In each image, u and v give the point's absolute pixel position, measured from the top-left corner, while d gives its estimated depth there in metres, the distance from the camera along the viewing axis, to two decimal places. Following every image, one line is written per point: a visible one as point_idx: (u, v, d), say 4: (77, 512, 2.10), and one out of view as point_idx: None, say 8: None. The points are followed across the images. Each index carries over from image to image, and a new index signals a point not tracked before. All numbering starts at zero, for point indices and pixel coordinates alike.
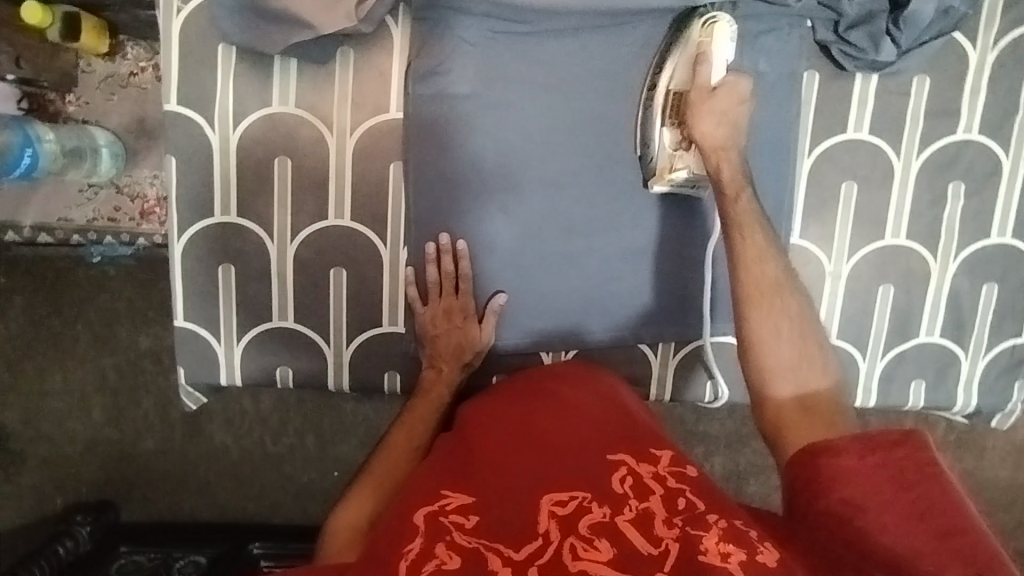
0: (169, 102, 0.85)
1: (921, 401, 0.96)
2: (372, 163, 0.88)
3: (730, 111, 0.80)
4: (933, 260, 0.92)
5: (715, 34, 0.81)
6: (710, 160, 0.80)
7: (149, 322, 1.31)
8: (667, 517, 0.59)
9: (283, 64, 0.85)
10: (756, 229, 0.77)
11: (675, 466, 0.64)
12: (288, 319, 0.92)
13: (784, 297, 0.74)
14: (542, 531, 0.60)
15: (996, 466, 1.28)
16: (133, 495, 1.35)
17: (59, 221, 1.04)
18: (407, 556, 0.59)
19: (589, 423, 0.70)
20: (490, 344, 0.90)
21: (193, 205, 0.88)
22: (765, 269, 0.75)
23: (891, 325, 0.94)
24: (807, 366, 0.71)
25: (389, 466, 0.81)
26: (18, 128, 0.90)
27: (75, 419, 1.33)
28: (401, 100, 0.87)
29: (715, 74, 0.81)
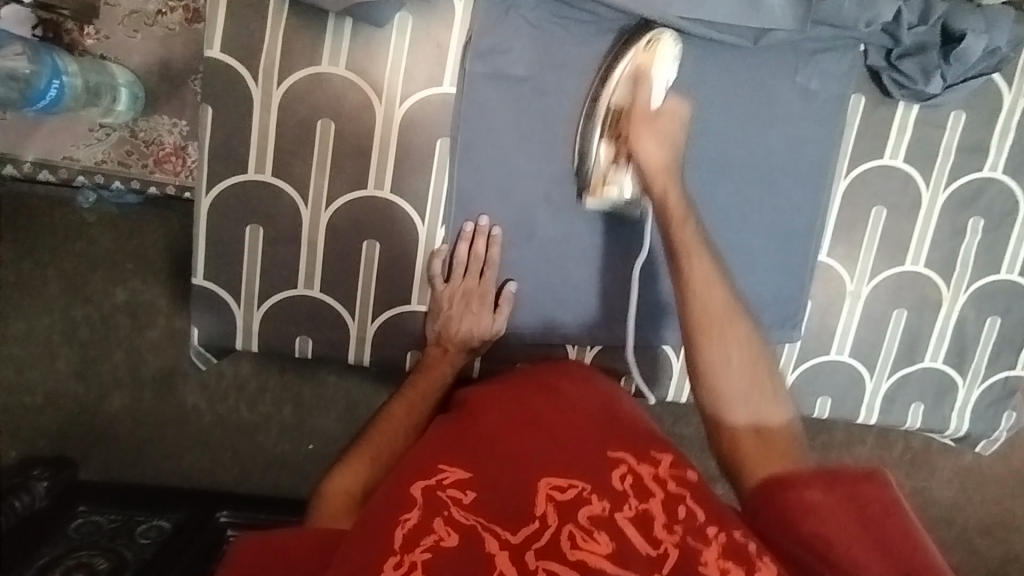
0: (211, 49, 0.81)
1: (919, 422, 1.00)
2: (418, 137, 0.85)
3: (671, 133, 0.80)
4: (946, 288, 0.96)
5: (657, 57, 0.81)
6: (654, 184, 0.79)
7: (128, 273, 1.24)
8: (667, 523, 0.60)
9: (337, 23, 0.82)
10: (704, 257, 0.76)
11: (675, 469, 0.64)
12: (314, 288, 0.89)
13: (733, 322, 0.74)
14: (540, 514, 0.61)
15: (943, 488, 1.33)
16: (95, 452, 1.28)
17: (64, 159, 0.97)
18: (403, 526, 0.58)
19: (586, 419, 0.70)
20: (500, 330, 0.89)
21: (225, 159, 0.84)
22: (709, 292, 0.74)
23: (900, 348, 0.98)
24: (763, 405, 0.71)
25: (387, 434, 0.79)
26: (48, 57, 0.86)
27: (39, 367, 1.25)
28: (455, 75, 0.84)
29: (652, 98, 0.82)
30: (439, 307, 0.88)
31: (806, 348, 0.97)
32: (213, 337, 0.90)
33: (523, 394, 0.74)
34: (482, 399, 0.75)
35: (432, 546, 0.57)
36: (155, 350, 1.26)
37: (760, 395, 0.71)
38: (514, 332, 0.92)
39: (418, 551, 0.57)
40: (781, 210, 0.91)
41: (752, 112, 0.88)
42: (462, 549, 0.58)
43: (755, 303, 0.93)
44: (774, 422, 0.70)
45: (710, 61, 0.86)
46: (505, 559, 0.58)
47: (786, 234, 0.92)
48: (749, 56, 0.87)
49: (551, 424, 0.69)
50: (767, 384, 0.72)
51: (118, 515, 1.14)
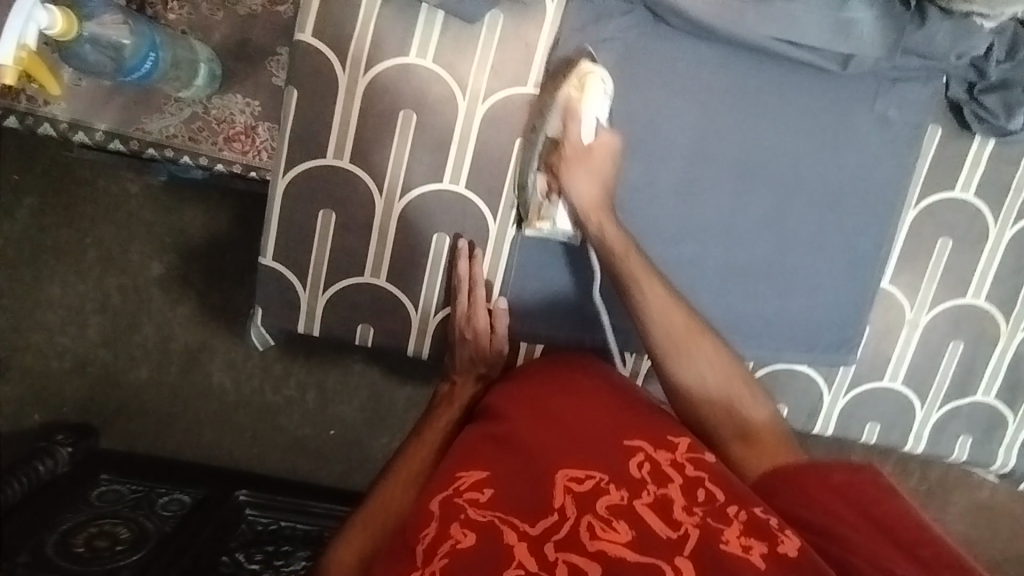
0: (304, 32, 0.82)
1: (965, 455, 1.01)
2: (498, 134, 0.86)
3: (601, 170, 0.82)
4: (1004, 323, 0.97)
5: (590, 82, 0.81)
6: (589, 223, 0.82)
7: (167, 250, 1.25)
8: (686, 505, 0.63)
9: (429, 15, 0.82)
10: (655, 279, 0.79)
11: (693, 452, 0.68)
12: (380, 277, 0.89)
13: (697, 336, 0.77)
14: (558, 506, 0.64)
15: (966, 526, 1.30)
16: (124, 423, 1.29)
17: (137, 130, 0.97)
18: (423, 542, 0.63)
19: (602, 414, 0.74)
20: (501, 352, 0.87)
21: (306, 142, 0.84)
22: (665, 315, 0.78)
23: (953, 378, 0.98)
24: (709, 357, 0.77)
25: (389, 494, 0.76)
26: (146, 31, 0.89)
27: (72, 335, 1.26)
28: (540, 76, 0.85)
29: (584, 135, 0.82)
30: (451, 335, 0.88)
31: (860, 372, 0.97)
32: (275, 318, 0.91)
33: (546, 393, 0.77)
34: (507, 399, 0.79)
35: (448, 551, 0.61)
36: (186, 325, 1.27)
37: (738, 406, 0.75)
38: (573, 336, 0.92)
39: (436, 559, 0.60)
40: (814, 222, 0.91)
41: (827, 135, 0.88)
42: (480, 548, 0.61)
43: (815, 322, 0.94)
44: (760, 423, 0.74)
45: (789, 82, 0.87)
46: (524, 549, 0.60)
47: (825, 202, 0.90)
48: (833, 80, 0.87)
49: (570, 420, 0.73)
50: (743, 387, 0.76)
51: (140, 485, 1.11)
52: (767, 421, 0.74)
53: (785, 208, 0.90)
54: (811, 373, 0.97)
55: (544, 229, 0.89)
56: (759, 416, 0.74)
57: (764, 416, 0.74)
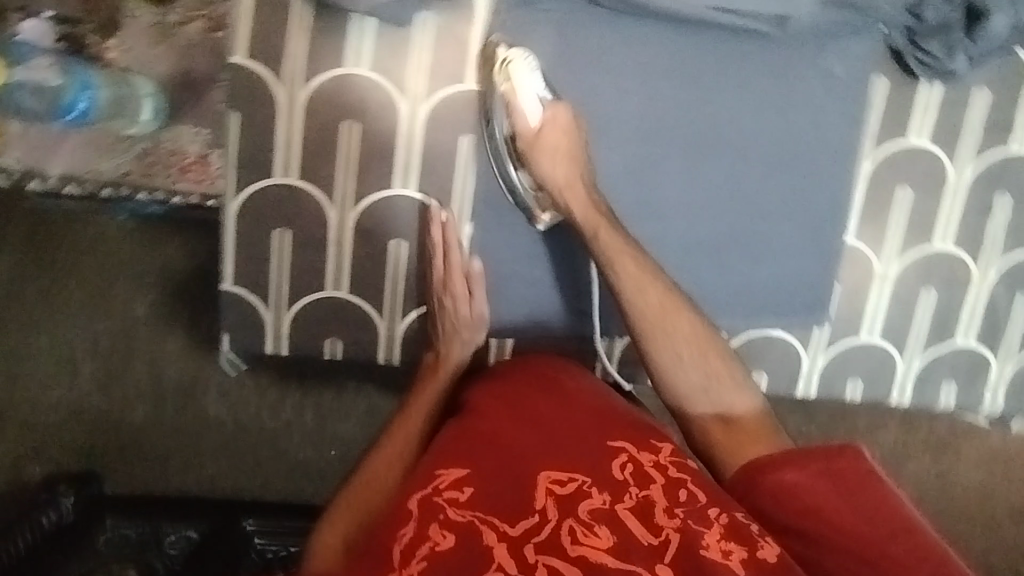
0: (236, 54, 0.81)
1: (952, 401, 1.00)
2: (443, 135, 0.86)
3: (569, 150, 0.84)
4: (974, 266, 0.96)
5: (517, 71, 0.82)
6: (565, 201, 0.84)
7: (146, 287, 1.25)
8: (667, 507, 0.65)
9: (360, 23, 0.82)
10: (634, 256, 0.82)
11: (675, 456, 0.70)
12: (342, 288, 0.89)
13: (674, 311, 0.81)
14: (539, 508, 0.65)
15: (973, 472, 1.30)
16: (123, 466, 1.26)
17: (90, 173, 0.97)
18: (401, 542, 0.63)
19: (585, 414, 0.73)
20: (484, 313, 0.89)
21: (252, 163, 0.84)
22: (640, 293, 0.81)
23: (931, 326, 0.97)
24: (687, 335, 0.80)
25: (376, 472, 0.79)
26: (80, 73, 0.94)
27: (64, 383, 1.24)
28: (479, 72, 0.84)
29: (529, 117, 0.84)
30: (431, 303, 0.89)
31: (836, 330, 0.97)
32: (243, 342, 0.91)
33: (524, 387, 0.77)
34: (487, 396, 0.77)
35: (427, 554, 0.62)
36: (173, 360, 1.25)
37: (717, 384, 0.78)
38: (542, 325, 0.92)
39: (414, 561, 0.62)
40: (770, 191, 0.91)
41: (774, 100, 0.88)
42: (461, 549, 0.63)
43: (784, 287, 0.93)
44: (739, 406, 0.77)
45: (729, 50, 0.87)
46: (504, 550, 0.63)
47: (779, 169, 0.90)
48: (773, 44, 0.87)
49: (551, 420, 0.73)
50: (718, 359, 0.79)
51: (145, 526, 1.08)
52: (747, 407, 0.77)
53: (739, 183, 0.90)
54: (788, 338, 0.97)
55: (501, 221, 0.90)
56: (736, 396, 0.78)
57: (744, 401, 0.78)
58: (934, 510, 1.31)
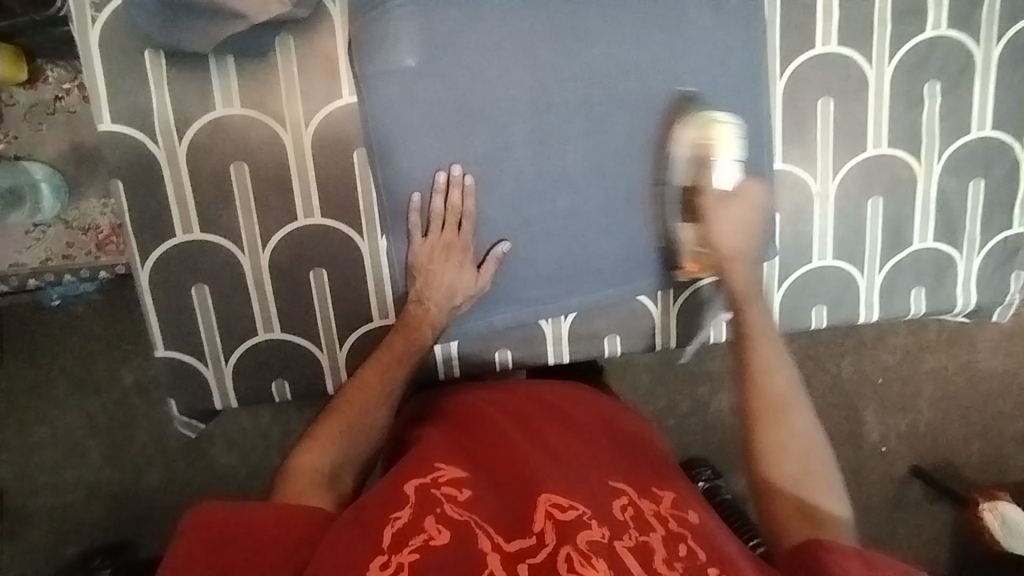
0: (103, 123, 0.79)
1: (923, 307, 0.96)
2: (334, 155, 0.83)
3: (745, 217, 0.84)
4: (917, 164, 0.91)
5: (716, 130, 0.84)
6: (728, 272, 0.83)
7: (129, 357, 1.19)
8: (667, 558, 0.59)
9: (220, 65, 0.79)
10: (768, 338, 0.78)
11: (676, 509, 0.65)
12: (275, 329, 0.88)
13: (789, 404, 0.74)
14: (537, 530, 0.60)
15: (989, 359, 1.27)
16: (155, 531, 1.19)
17: (12, 266, 0.97)
18: (393, 524, 0.59)
19: (593, 446, 0.71)
20: (483, 290, 0.86)
21: (151, 227, 0.82)
22: (771, 375, 0.76)
23: (884, 237, 0.93)
24: (801, 430, 0.73)
25: (358, 401, 0.76)
26: None
27: (73, 468, 1.18)
28: (352, 83, 0.82)
29: (722, 182, 0.84)
30: (417, 262, 0.84)
31: (786, 262, 0.93)
32: (192, 403, 0.90)
33: (529, 412, 0.75)
34: (474, 409, 0.76)
35: (420, 546, 0.58)
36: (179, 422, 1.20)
37: (806, 491, 0.71)
38: (483, 322, 0.89)
39: (406, 550, 0.57)
40: (678, 139, 0.86)
41: (666, 40, 0.83)
42: (453, 547, 0.58)
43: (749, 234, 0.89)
44: (825, 507, 0.70)
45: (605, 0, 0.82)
46: (495, 560, 0.58)
47: (692, 111, 0.85)
48: None
49: (557, 447, 0.70)
50: (815, 462, 0.72)
51: None
52: (834, 514, 0.70)
53: (647, 136, 0.85)
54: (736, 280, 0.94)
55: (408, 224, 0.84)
56: (827, 508, 0.70)
57: (832, 515, 0.70)
58: (941, 412, 1.27)
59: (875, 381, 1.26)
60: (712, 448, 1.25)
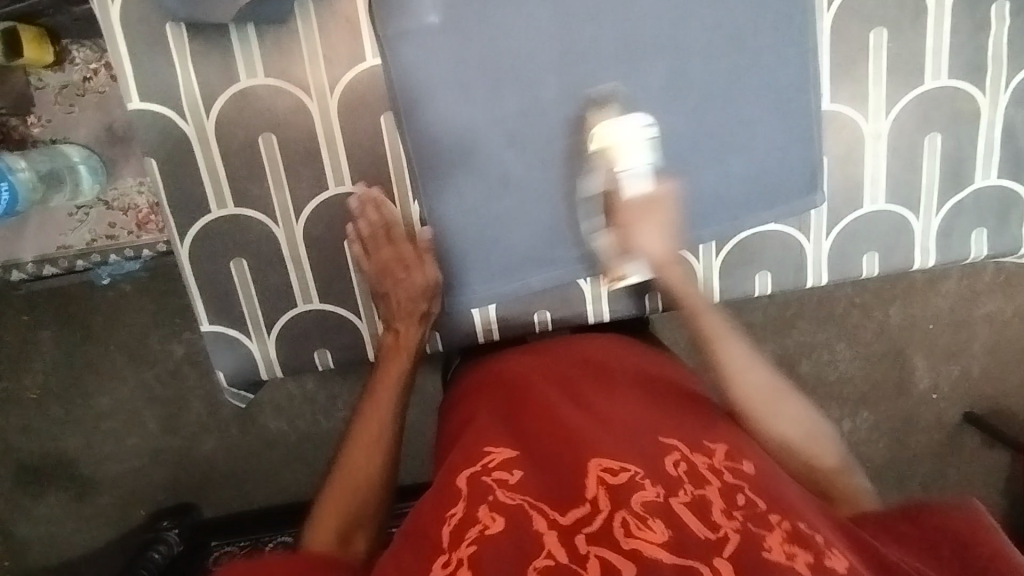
0: (132, 101, 0.79)
1: (985, 250, 0.90)
2: (362, 121, 0.82)
3: (665, 219, 0.78)
4: (981, 95, 0.84)
5: (609, 136, 0.80)
6: (667, 279, 0.78)
7: (178, 330, 1.21)
8: (725, 509, 0.57)
9: (242, 34, 0.77)
10: (729, 336, 0.74)
11: (729, 460, 0.63)
12: (313, 300, 0.88)
13: (776, 397, 0.71)
14: (591, 497, 0.59)
15: None
16: (215, 493, 1.25)
17: (59, 249, 1.00)
18: (449, 522, 0.60)
19: (638, 404, 0.71)
20: (439, 282, 0.83)
21: (186, 204, 0.83)
22: (743, 377, 0.72)
23: (943, 175, 0.87)
24: (793, 419, 0.70)
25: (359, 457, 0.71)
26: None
27: (135, 436, 1.23)
28: (375, 44, 0.80)
29: (635, 187, 0.79)
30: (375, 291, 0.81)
31: (835, 208, 0.88)
32: (238, 375, 0.92)
33: (569, 376, 0.76)
34: (521, 381, 0.76)
35: (476, 538, 0.57)
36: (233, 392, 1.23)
37: (822, 474, 0.69)
38: (519, 284, 0.88)
39: (464, 546, 0.57)
40: (715, 84, 0.81)
41: None
42: (510, 532, 0.58)
43: (773, 179, 0.85)
44: (839, 490, 0.68)
45: None
46: (553, 537, 0.56)
47: (730, 51, 0.81)
48: None
49: (602, 409, 0.69)
50: (812, 440, 0.70)
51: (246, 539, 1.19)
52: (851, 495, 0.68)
53: (681, 84, 0.81)
54: (782, 232, 0.90)
55: (439, 183, 0.83)
56: (845, 482, 0.69)
57: (852, 487, 0.69)
58: (997, 358, 1.22)
59: (924, 327, 1.21)
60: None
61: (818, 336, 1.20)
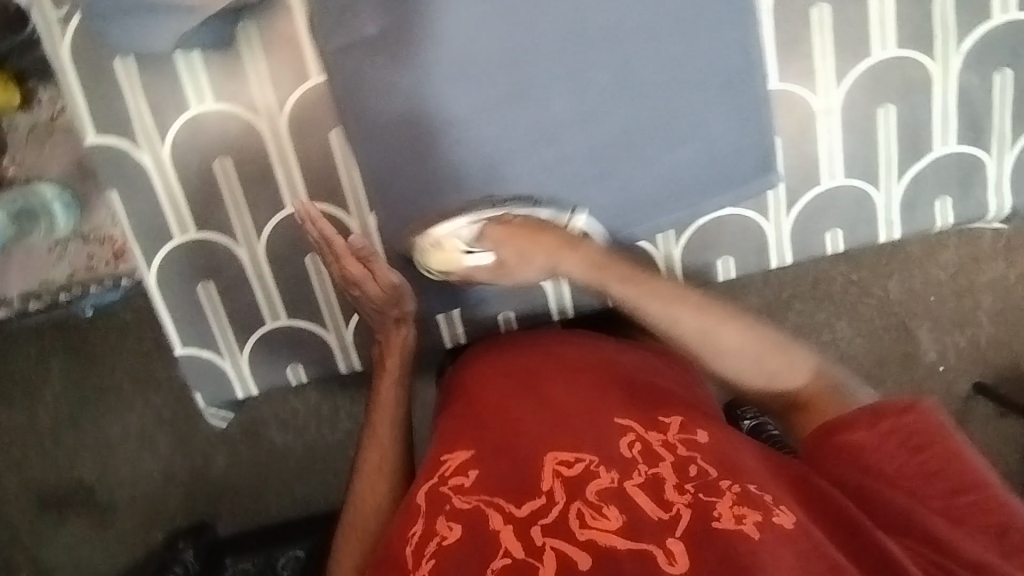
0: (89, 136, 0.81)
1: (951, 218, 0.89)
2: (312, 138, 0.83)
3: (525, 247, 0.80)
4: (931, 63, 0.83)
5: (444, 248, 0.82)
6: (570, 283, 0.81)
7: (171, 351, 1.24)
8: (677, 483, 0.60)
9: (187, 60, 0.79)
10: (651, 289, 0.77)
11: (684, 432, 0.66)
12: (281, 316, 0.90)
13: (713, 322, 0.75)
14: (546, 489, 0.60)
15: None
16: (231, 510, 1.24)
17: (43, 284, 1.02)
18: (411, 540, 0.61)
19: (593, 388, 0.72)
20: (400, 285, 0.80)
21: (150, 232, 0.85)
22: (674, 324, 0.76)
23: (901, 146, 0.86)
24: (734, 338, 0.75)
25: (369, 498, 0.76)
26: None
27: (149, 459, 1.24)
28: (318, 62, 0.81)
29: (484, 260, 0.81)
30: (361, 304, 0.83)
31: (792, 188, 0.88)
32: (215, 394, 0.94)
33: (535, 368, 0.76)
34: (480, 385, 0.76)
35: (435, 550, 0.59)
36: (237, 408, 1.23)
37: (783, 378, 0.74)
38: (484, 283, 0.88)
39: (424, 561, 0.58)
40: (658, 74, 0.81)
41: None
42: (466, 539, 0.58)
43: (733, 153, 0.84)
44: (805, 384, 0.74)
45: None
46: (509, 533, 0.57)
47: (669, 41, 0.80)
48: None
49: (558, 399, 0.71)
50: (773, 355, 0.75)
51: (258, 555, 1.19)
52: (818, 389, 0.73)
53: (622, 76, 0.81)
54: (740, 216, 0.90)
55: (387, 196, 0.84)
56: (809, 382, 0.74)
57: (816, 378, 0.74)
58: (1002, 325, 1.19)
59: (928, 299, 1.19)
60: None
61: (819, 316, 1.19)
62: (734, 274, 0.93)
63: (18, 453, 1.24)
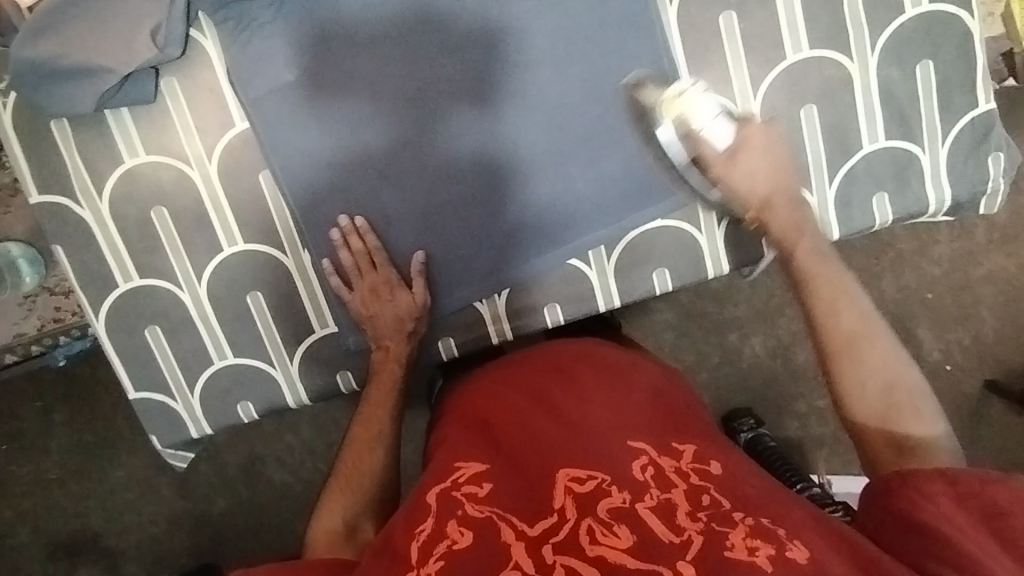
0: (33, 195, 0.85)
1: (890, 214, 0.87)
2: (243, 182, 0.86)
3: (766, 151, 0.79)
4: (850, 62, 0.82)
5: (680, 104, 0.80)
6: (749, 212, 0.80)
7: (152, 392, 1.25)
8: (690, 510, 0.56)
9: (116, 115, 0.83)
10: (847, 277, 0.73)
11: (698, 462, 0.62)
12: (227, 355, 0.92)
13: (865, 339, 0.69)
14: (558, 507, 0.58)
15: (1015, 250, 1.14)
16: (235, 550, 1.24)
17: (16, 337, 1.07)
18: (419, 537, 0.60)
19: (605, 406, 0.69)
20: (426, 303, 0.86)
21: (95, 282, 0.89)
22: (837, 315, 0.71)
23: (828, 145, 0.84)
24: (886, 362, 0.68)
25: (356, 461, 0.79)
26: None
27: (152, 502, 1.25)
28: (240, 109, 0.84)
29: (719, 140, 0.79)
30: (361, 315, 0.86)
31: None
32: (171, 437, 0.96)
33: (541, 387, 0.74)
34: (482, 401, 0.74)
35: (444, 552, 0.57)
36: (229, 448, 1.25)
37: (897, 421, 0.66)
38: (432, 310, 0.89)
39: (432, 560, 0.57)
40: (584, 98, 0.83)
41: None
42: (477, 546, 0.57)
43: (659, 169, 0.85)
44: (920, 435, 0.65)
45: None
46: (520, 549, 0.56)
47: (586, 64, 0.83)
48: None
49: (570, 414, 0.68)
50: (907, 402, 0.66)
51: None
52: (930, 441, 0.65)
53: (551, 99, 0.83)
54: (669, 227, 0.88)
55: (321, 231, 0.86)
56: (924, 435, 0.65)
57: (925, 429, 0.65)
58: (988, 317, 1.14)
59: (923, 298, 1.15)
60: (752, 394, 1.17)
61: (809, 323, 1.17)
62: (672, 285, 0.90)
63: (24, 506, 1.25)
